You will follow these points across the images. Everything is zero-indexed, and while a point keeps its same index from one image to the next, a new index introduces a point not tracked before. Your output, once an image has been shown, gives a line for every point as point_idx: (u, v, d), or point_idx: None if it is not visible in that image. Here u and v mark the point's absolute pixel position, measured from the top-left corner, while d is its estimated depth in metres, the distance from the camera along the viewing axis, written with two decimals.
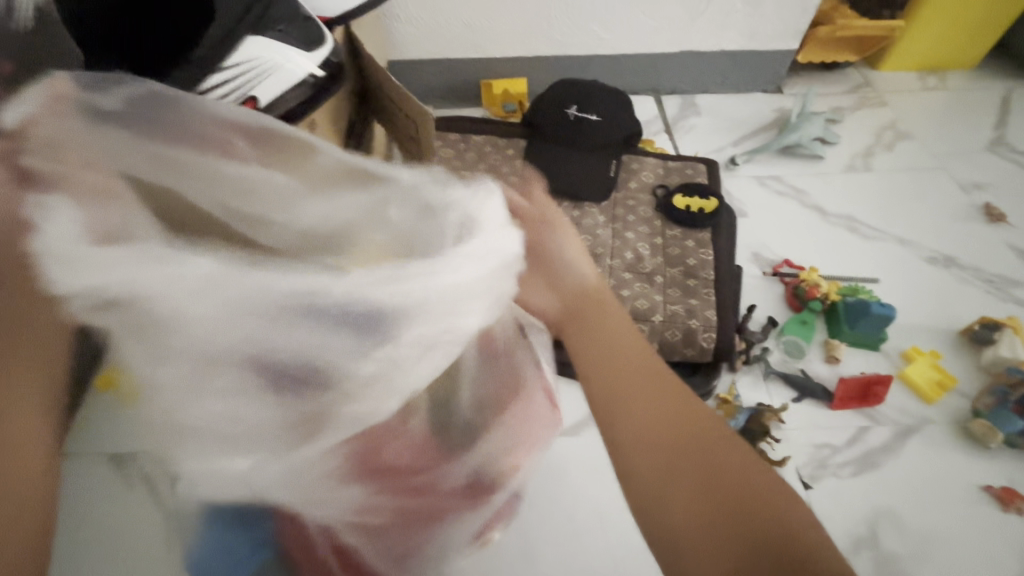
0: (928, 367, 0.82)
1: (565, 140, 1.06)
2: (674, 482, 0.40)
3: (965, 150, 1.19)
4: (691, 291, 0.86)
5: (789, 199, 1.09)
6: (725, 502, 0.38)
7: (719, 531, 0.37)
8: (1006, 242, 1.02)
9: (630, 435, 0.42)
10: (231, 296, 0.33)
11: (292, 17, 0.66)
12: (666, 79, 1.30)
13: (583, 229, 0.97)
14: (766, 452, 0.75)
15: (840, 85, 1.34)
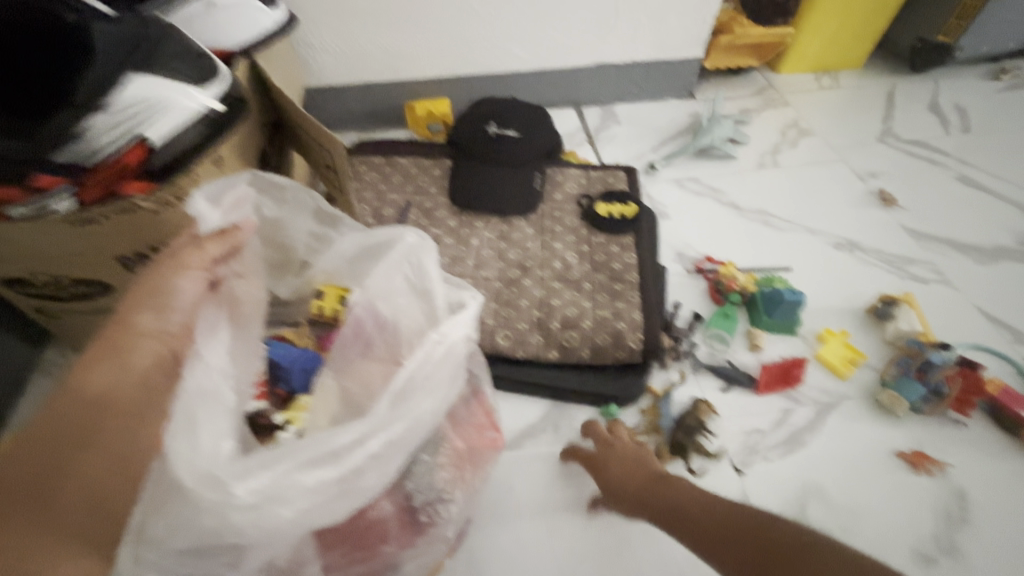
0: (840, 347, 0.88)
1: (488, 156, 1.08)
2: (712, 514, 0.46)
3: (858, 143, 1.29)
4: (618, 295, 0.89)
5: (706, 199, 1.15)
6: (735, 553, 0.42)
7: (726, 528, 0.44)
8: (899, 224, 1.10)
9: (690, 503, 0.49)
10: (275, 487, 0.42)
11: (184, 49, 0.65)
12: (585, 93, 1.36)
13: (513, 243, 0.99)
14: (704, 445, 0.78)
15: (746, 89, 1.43)
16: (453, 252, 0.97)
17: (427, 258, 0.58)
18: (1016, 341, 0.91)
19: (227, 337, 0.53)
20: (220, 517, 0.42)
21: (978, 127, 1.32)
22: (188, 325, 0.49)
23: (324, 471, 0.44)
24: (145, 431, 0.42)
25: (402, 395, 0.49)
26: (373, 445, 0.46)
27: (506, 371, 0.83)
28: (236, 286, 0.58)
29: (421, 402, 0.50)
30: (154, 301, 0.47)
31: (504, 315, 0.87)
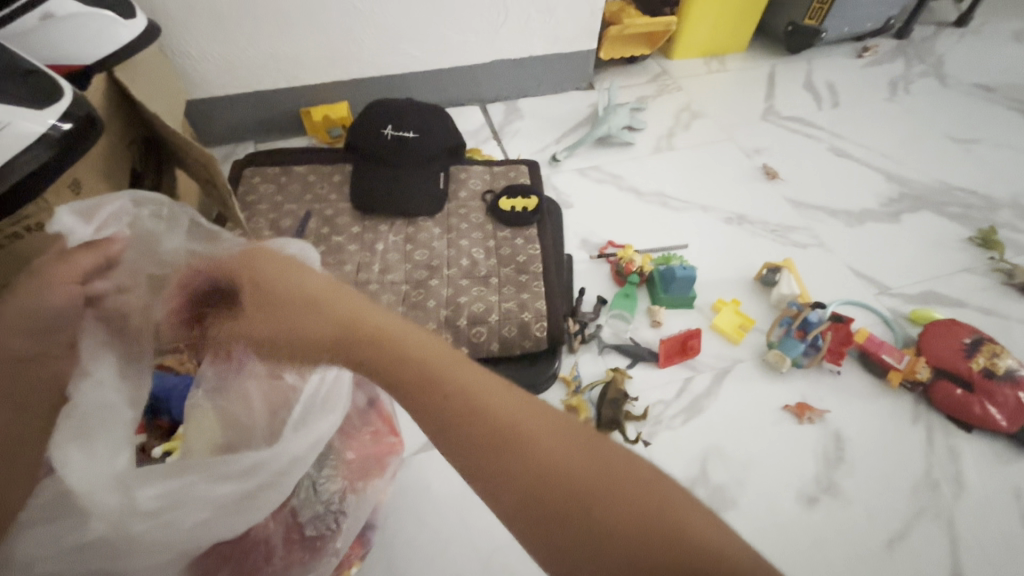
0: (732, 314, 0.94)
1: (388, 158, 1.06)
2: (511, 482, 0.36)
3: (743, 122, 1.38)
4: (524, 286, 0.91)
5: (608, 186, 1.20)
6: (550, 506, 0.35)
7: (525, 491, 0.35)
8: (781, 195, 1.19)
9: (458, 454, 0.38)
10: (181, 493, 0.45)
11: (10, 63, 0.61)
12: (487, 89, 1.37)
13: (420, 244, 0.98)
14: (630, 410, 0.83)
15: (641, 77, 1.49)
16: (358, 258, 0.96)
17: (311, 272, 0.61)
18: (881, 293, 1.01)
19: (118, 354, 0.55)
20: (115, 526, 0.43)
21: (846, 101, 1.44)
22: (70, 343, 0.51)
23: (231, 483, 0.47)
24: (23, 463, 0.43)
25: (301, 418, 0.53)
26: (282, 457, 0.49)
27: None
28: (121, 300, 0.57)
29: (326, 420, 0.53)
30: (27, 326, 0.48)
31: (412, 318, 0.87)
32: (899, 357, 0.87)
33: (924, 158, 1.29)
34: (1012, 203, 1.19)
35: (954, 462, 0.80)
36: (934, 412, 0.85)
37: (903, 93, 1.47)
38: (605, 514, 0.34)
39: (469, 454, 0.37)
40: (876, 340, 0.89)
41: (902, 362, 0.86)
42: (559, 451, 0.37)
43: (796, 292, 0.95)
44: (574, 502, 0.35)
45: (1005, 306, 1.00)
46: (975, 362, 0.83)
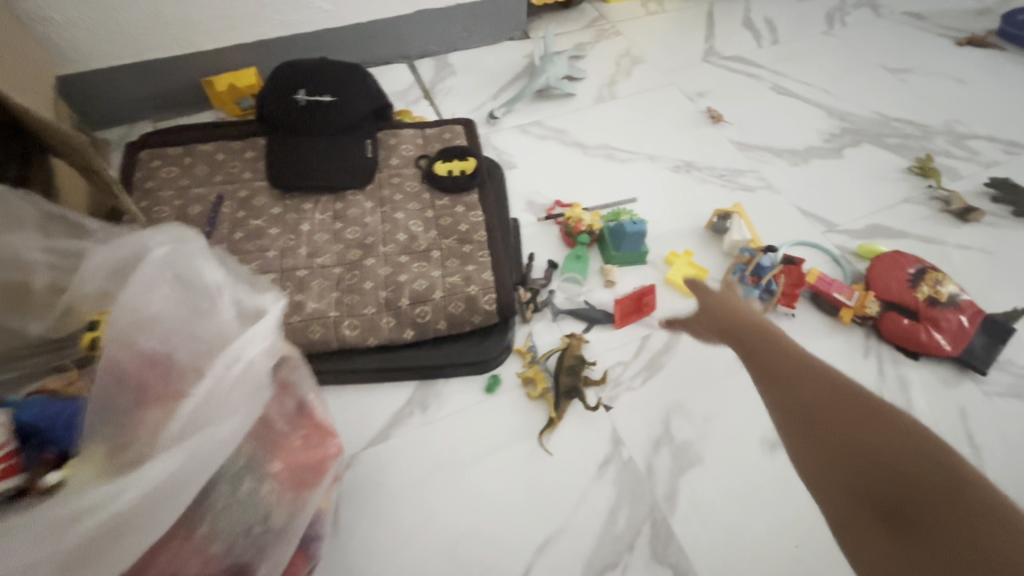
0: (685, 265, 0.91)
1: (304, 127, 0.95)
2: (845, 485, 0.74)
3: (686, 65, 1.33)
4: (469, 257, 0.84)
5: (551, 142, 1.13)
6: (907, 468, 0.74)
7: (842, 472, 0.75)
8: (728, 139, 1.15)
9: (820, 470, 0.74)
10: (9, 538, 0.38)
11: None
12: (412, 44, 1.25)
13: (350, 220, 0.89)
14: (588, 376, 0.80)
15: (578, 22, 1.40)
16: (281, 243, 0.86)
17: (203, 264, 0.54)
18: (829, 231, 1.01)
19: None
20: None
21: (785, 37, 1.41)
22: None
23: (89, 519, 0.40)
24: None
25: (195, 430, 0.46)
26: (159, 486, 0.42)
27: (360, 363, 0.77)
28: None
29: (223, 424, 0.47)
30: None
31: (347, 304, 0.79)
32: (849, 294, 0.87)
33: (863, 90, 1.28)
34: (947, 129, 1.20)
35: (904, 391, 0.82)
36: (883, 343, 0.86)
37: (840, 25, 1.45)
38: (898, 430, 0.78)
39: (817, 448, 0.76)
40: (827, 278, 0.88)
41: (853, 299, 0.86)
42: (903, 449, 0.76)
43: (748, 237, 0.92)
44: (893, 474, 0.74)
45: (946, 232, 1.01)
46: (919, 291, 0.85)
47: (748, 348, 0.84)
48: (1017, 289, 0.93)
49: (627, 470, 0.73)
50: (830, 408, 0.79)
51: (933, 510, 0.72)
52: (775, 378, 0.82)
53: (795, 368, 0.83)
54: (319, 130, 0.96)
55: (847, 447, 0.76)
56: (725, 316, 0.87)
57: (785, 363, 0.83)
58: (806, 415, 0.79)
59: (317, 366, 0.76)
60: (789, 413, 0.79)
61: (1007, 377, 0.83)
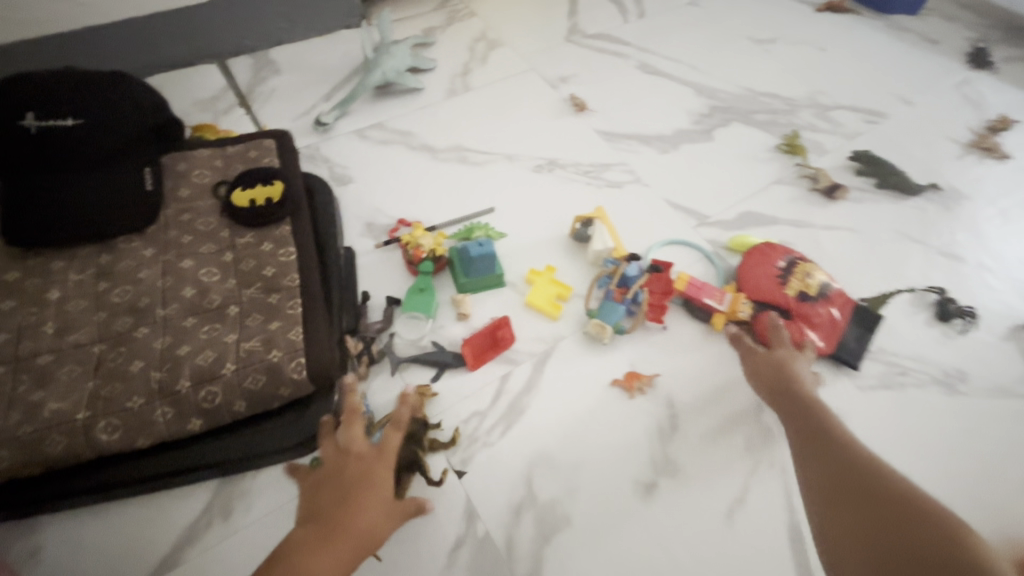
0: (546, 283, 0.80)
1: (45, 162, 0.72)
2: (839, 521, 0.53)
3: (548, 46, 1.20)
4: (274, 311, 0.68)
5: (395, 148, 0.97)
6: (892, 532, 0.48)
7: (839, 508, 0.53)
8: (593, 128, 1.05)
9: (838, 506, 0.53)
10: None
11: None
12: (219, 40, 1.04)
13: (117, 277, 0.70)
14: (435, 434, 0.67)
15: (426, 3, 1.24)
16: (18, 320, 0.66)
17: None
18: (701, 224, 0.93)
19: None
20: None
21: (650, 10, 1.32)
22: None
23: None
24: None
25: None
26: None
27: (131, 473, 0.59)
28: None
29: None
30: None
31: (105, 397, 0.60)
32: (720, 297, 0.79)
33: (730, 64, 1.22)
34: (812, 101, 1.17)
35: None
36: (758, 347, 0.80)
37: None
38: (883, 475, 0.53)
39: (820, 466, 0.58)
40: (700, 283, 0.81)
41: (724, 302, 0.79)
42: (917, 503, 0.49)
43: (611, 246, 0.82)
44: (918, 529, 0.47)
45: (814, 213, 0.97)
46: (790, 287, 0.80)
47: (789, 409, 0.65)
48: (882, 268, 0.91)
49: (481, 551, 0.61)
50: (874, 486, 0.52)
51: (942, 540, 0.46)
52: (773, 384, 0.69)
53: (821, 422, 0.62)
54: (67, 164, 0.73)
55: (899, 549, 0.47)
56: (595, 340, 0.77)
57: (816, 433, 0.61)
58: (847, 477, 0.55)
59: (73, 486, 0.58)
60: (829, 485, 0.55)
61: (879, 367, 0.80)
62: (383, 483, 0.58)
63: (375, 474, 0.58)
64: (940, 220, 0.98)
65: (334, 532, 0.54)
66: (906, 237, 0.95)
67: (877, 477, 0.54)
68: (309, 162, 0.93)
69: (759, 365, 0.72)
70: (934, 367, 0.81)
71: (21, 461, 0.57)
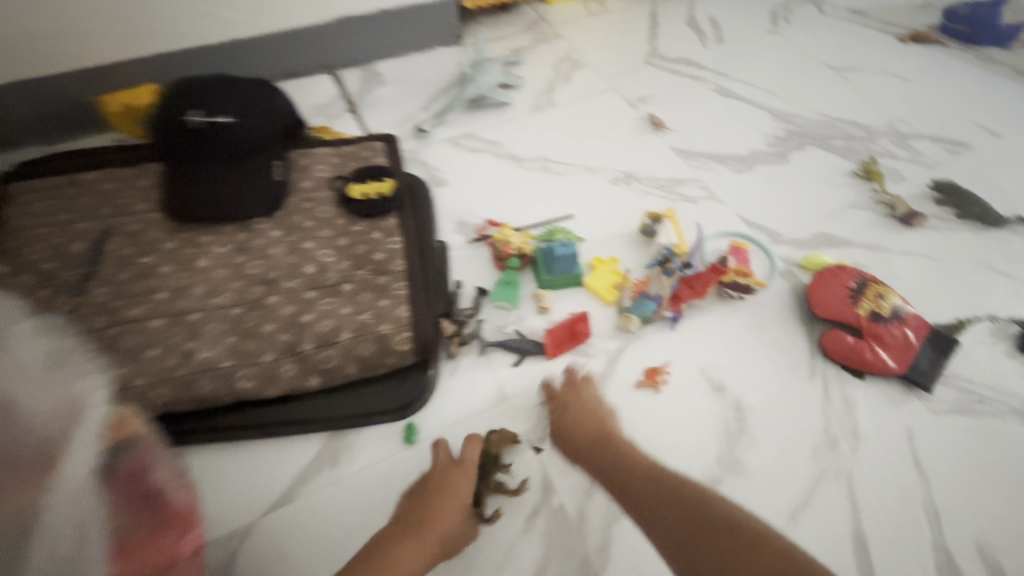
0: (608, 273, 0.87)
1: (204, 152, 0.86)
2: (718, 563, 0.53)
3: (628, 68, 1.27)
4: (383, 290, 0.77)
5: (484, 156, 1.06)
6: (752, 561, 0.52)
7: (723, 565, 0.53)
8: (670, 147, 1.10)
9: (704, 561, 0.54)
10: None
11: None
12: (336, 53, 1.17)
13: (253, 253, 0.81)
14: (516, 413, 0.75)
15: (516, 25, 1.34)
16: (174, 282, 0.77)
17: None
18: (774, 242, 0.96)
19: None
20: None
21: (730, 37, 1.37)
22: None
23: None
24: None
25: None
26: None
27: (259, 417, 0.69)
28: None
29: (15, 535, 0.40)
30: None
31: (243, 351, 0.71)
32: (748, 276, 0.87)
33: (807, 91, 1.25)
34: (891, 129, 1.17)
35: (850, 414, 0.77)
36: (828, 362, 0.82)
37: (785, 24, 1.41)
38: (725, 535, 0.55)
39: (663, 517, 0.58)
40: (739, 262, 0.89)
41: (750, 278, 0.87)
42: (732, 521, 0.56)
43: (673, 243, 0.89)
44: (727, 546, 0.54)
45: (890, 238, 0.98)
46: (862, 307, 0.81)
47: (612, 472, 0.65)
48: (960, 297, 0.91)
49: (555, 520, 0.67)
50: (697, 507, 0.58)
51: None
52: (582, 444, 0.68)
53: (659, 481, 0.62)
54: (219, 155, 0.87)
55: None
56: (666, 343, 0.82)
57: (639, 481, 0.62)
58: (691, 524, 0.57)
59: (217, 422, 0.69)
60: (676, 539, 0.57)
61: (955, 393, 0.79)
62: (460, 488, 0.65)
63: (458, 482, 0.65)
64: None
65: (420, 535, 0.61)
66: (988, 269, 0.94)
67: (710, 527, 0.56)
68: (409, 164, 1.04)
69: (583, 419, 0.71)
70: (1015, 399, 0.80)
71: (177, 397, 0.68)
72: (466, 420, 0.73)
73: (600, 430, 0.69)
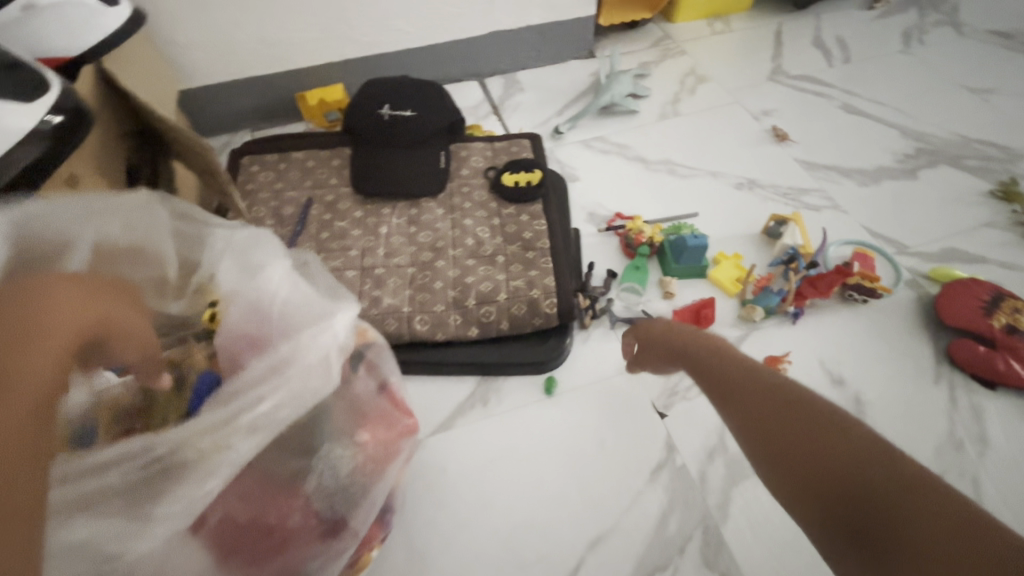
0: (732, 267, 0.93)
1: (389, 138, 1.03)
2: (808, 478, 0.40)
3: (751, 84, 1.32)
4: (532, 263, 0.89)
5: (613, 157, 1.17)
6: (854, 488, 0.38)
7: (819, 465, 0.40)
8: (792, 157, 1.15)
9: (797, 461, 0.41)
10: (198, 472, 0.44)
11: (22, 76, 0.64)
12: (485, 63, 1.33)
13: (423, 224, 0.97)
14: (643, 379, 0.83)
15: (643, 42, 1.44)
16: (362, 243, 0.94)
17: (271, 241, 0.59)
18: (899, 253, 0.98)
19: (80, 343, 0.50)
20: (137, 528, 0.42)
21: (856, 56, 1.39)
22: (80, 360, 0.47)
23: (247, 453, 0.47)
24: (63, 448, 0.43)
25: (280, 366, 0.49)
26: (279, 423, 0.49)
27: (427, 357, 0.83)
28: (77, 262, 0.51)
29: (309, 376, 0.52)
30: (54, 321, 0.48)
31: (419, 301, 0.85)
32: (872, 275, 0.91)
33: (940, 111, 1.24)
34: None
35: (979, 422, 0.78)
36: (955, 371, 0.83)
37: (916, 45, 1.40)
38: (819, 429, 0.41)
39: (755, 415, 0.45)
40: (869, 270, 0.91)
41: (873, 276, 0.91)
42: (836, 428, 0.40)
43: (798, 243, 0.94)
44: (823, 445, 0.40)
45: None
46: (996, 320, 0.81)
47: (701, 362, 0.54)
48: None
49: (680, 476, 0.74)
50: (778, 411, 0.43)
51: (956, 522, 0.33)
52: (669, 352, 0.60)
53: (748, 373, 0.49)
54: (399, 142, 1.04)
55: (854, 505, 0.38)
56: (787, 336, 0.87)
57: (722, 371, 0.51)
58: (773, 420, 0.44)
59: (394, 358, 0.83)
60: (756, 431, 0.45)
61: None
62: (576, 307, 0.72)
63: None
64: None
65: None
66: None
67: (791, 419, 0.43)
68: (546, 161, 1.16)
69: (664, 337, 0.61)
70: None
71: None
72: (599, 380, 0.83)
73: (678, 341, 0.59)
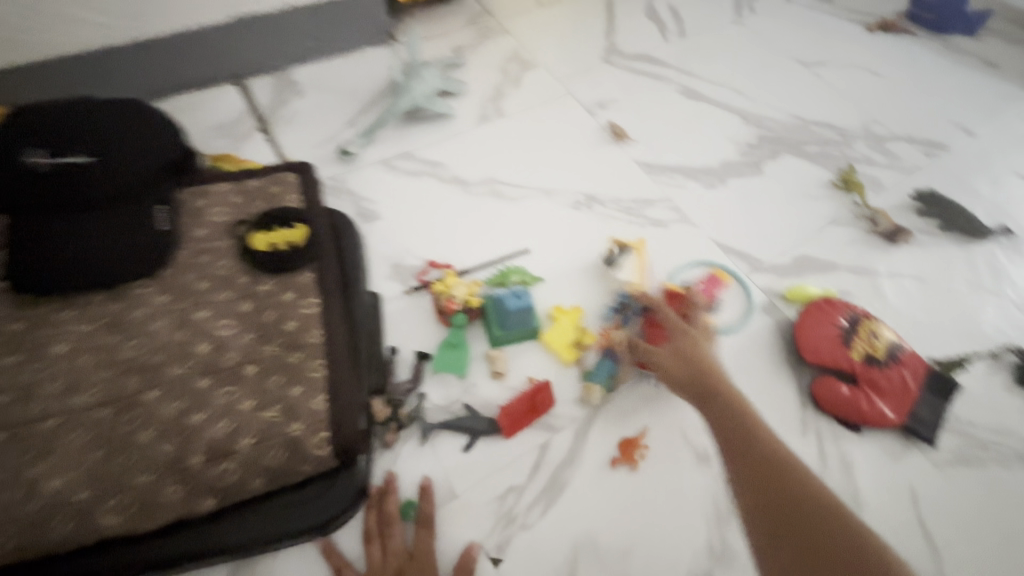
0: (569, 327, 0.75)
1: (55, 201, 0.67)
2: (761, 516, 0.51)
3: (584, 68, 1.13)
4: (295, 372, 0.62)
5: (423, 179, 0.91)
6: None
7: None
8: (634, 161, 0.98)
9: None
10: None
11: None
12: (239, 58, 0.98)
13: (127, 329, 0.64)
14: (473, 509, 0.62)
15: (456, 20, 1.17)
16: (18, 379, 0.60)
17: None
18: (754, 270, 0.86)
19: None
20: None
21: (691, 29, 1.25)
22: None
23: None
24: None
25: None
26: None
27: (137, 558, 0.54)
28: None
29: None
30: None
31: (110, 474, 0.55)
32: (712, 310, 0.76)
33: (777, 90, 1.15)
34: (866, 131, 1.09)
35: (850, 477, 0.69)
36: (821, 416, 0.73)
37: (748, 13, 1.30)
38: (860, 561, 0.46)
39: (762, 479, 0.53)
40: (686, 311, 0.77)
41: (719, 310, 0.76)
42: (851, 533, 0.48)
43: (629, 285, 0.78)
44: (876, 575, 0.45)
45: (875, 258, 0.89)
46: (855, 351, 0.72)
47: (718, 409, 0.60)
48: (954, 324, 0.83)
49: None
50: (807, 502, 0.50)
51: None
52: (705, 399, 0.61)
53: (787, 489, 0.52)
54: (73, 206, 0.67)
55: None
56: (647, 408, 0.70)
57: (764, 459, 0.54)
58: (781, 487, 0.52)
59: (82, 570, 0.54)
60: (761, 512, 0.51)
61: (958, 440, 0.72)
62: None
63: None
64: (1012, 267, 0.90)
65: None
66: (977, 288, 0.87)
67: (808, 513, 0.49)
68: (334, 195, 0.88)
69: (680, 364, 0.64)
70: (1019, 441, 0.73)
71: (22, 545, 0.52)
72: (408, 530, 0.60)
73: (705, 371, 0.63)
